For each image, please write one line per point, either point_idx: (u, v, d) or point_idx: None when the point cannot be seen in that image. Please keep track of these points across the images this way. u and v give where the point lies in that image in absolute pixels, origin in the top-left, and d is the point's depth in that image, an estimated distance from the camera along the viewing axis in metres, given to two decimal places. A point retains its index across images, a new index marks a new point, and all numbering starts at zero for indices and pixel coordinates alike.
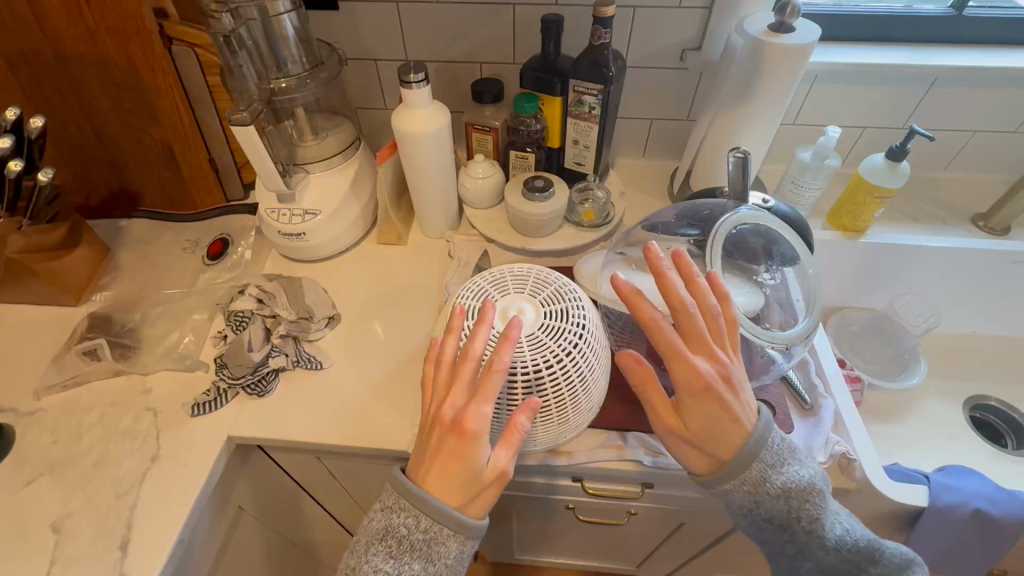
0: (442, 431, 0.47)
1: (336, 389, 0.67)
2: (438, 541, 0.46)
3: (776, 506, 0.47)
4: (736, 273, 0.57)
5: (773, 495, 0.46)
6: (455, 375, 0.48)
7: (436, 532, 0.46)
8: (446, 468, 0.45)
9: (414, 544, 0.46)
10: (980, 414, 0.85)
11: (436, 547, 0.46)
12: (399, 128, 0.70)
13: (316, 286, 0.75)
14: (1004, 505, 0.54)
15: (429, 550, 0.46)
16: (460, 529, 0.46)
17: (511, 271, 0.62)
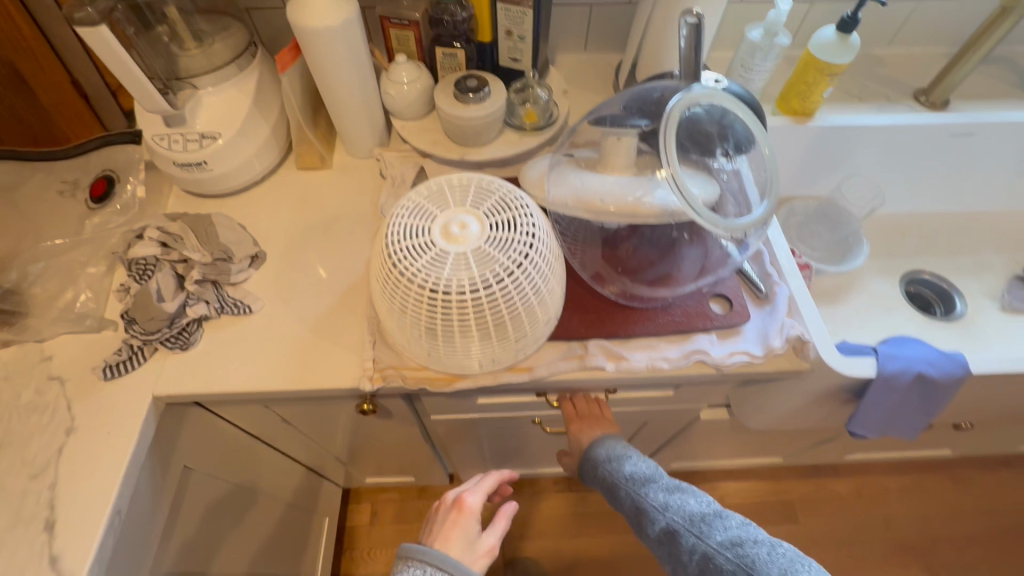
0: (447, 509, 0.66)
1: (272, 332, 0.61)
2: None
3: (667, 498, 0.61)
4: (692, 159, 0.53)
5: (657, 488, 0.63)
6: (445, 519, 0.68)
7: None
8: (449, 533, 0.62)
9: None
10: (914, 288, 0.90)
11: None
12: (299, 23, 0.59)
13: (232, 223, 0.66)
14: (944, 366, 0.56)
15: None
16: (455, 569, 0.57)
17: (450, 182, 0.56)
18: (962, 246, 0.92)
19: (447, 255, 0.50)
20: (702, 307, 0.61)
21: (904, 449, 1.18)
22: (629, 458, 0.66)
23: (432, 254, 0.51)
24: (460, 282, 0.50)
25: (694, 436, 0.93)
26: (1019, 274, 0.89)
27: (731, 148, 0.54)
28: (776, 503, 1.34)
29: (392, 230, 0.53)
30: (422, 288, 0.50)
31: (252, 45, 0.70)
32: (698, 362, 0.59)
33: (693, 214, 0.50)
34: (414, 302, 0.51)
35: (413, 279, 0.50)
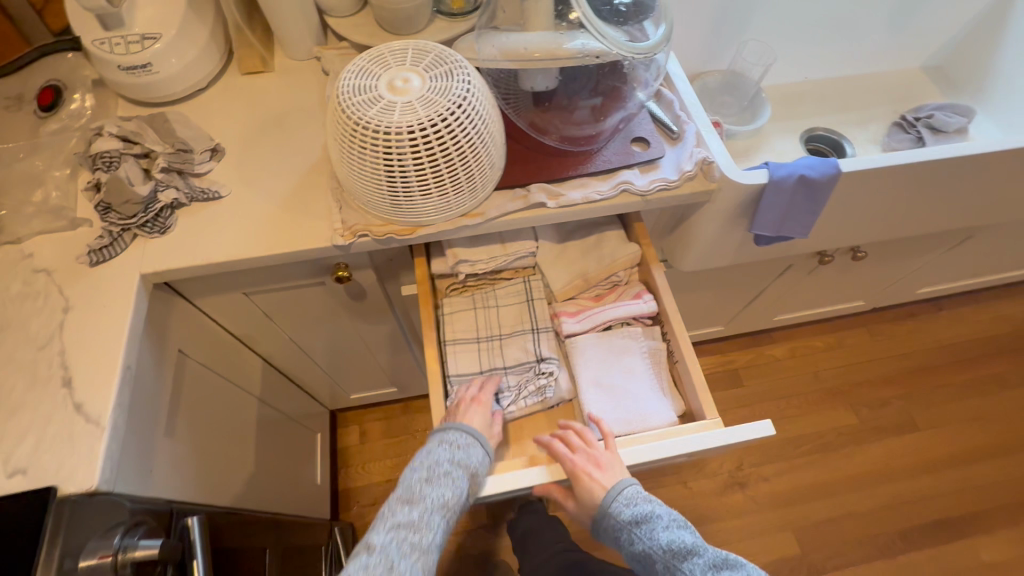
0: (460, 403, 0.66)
1: (243, 213, 0.66)
2: (475, 447, 0.62)
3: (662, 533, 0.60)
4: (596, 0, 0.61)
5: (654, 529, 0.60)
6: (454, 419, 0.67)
7: (470, 443, 0.62)
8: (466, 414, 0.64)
9: (459, 442, 0.62)
10: (813, 144, 1.03)
11: (474, 449, 0.62)
12: None
13: (186, 121, 0.70)
14: (821, 168, 0.68)
15: (470, 449, 0.62)
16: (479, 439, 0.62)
17: (389, 48, 0.62)
18: (851, 105, 1.05)
19: (395, 105, 0.57)
20: (625, 147, 0.70)
21: (825, 304, 1.35)
22: (656, 522, 0.60)
23: (381, 105, 0.57)
24: (409, 125, 0.56)
25: None
26: (896, 120, 1.03)
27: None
28: (724, 372, 1.50)
29: (343, 91, 0.59)
30: (376, 135, 0.57)
31: None
32: (625, 193, 0.68)
33: (611, 48, 0.59)
34: (371, 151, 0.58)
35: (367, 129, 0.57)
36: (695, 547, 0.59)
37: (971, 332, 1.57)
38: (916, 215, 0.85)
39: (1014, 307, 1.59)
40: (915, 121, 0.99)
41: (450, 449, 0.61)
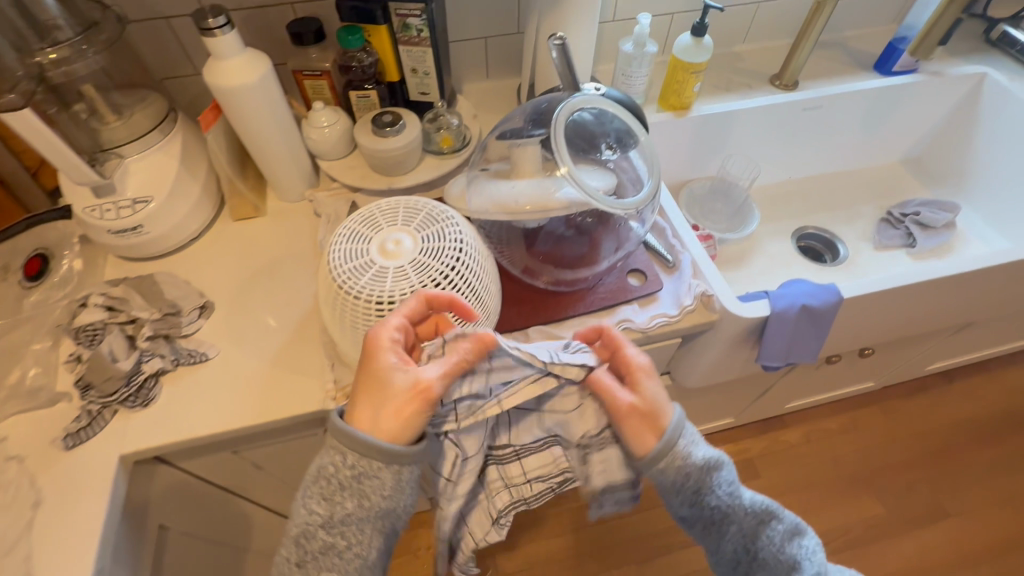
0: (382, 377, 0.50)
1: (231, 375, 0.63)
2: (367, 475, 0.49)
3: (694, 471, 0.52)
4: (585, 158, 0.62)
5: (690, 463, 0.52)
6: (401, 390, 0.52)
7: (362, 467, 0.48)
8: (399, 412, 0.48)
9: (344, 482, 0.49)
10: (805, 242, 1.04)
11: (368, 482, 0.49)
12: (216, 84, 0.63)
13: (175, 279, 0.68)
14: (822, 296, 0.67)
15: (361, 486, 0.49)
16: (373, 452, 0.48)
17: (381, 207, 0.62)
18: (836, 202, 1.07)
19: (387, 271, 0.56)
20: (622, 282, 0.69)
21: (834, 390, 1.31)
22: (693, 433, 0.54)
23: (373, 271, 0.56)
24: (402, 293, 0.55)
25: None
26: (882, 216, 1.05)
27: (610, 145, 0.64)
28: (739, 461, 1.44)
29: (334, 257, 0.58)
30: (368, 303, 0.55)
31: (172, 112, 0.74)
32: (625, 330, 0.67)
33: (594, 201, 0.58)
34: (363, 318, 0.56)
35: (359, 297, 0.56)
36: (773, 509, 0.54)
37: (984, 404, 1.53)
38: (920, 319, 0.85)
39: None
40: (902, 217, 1.01)
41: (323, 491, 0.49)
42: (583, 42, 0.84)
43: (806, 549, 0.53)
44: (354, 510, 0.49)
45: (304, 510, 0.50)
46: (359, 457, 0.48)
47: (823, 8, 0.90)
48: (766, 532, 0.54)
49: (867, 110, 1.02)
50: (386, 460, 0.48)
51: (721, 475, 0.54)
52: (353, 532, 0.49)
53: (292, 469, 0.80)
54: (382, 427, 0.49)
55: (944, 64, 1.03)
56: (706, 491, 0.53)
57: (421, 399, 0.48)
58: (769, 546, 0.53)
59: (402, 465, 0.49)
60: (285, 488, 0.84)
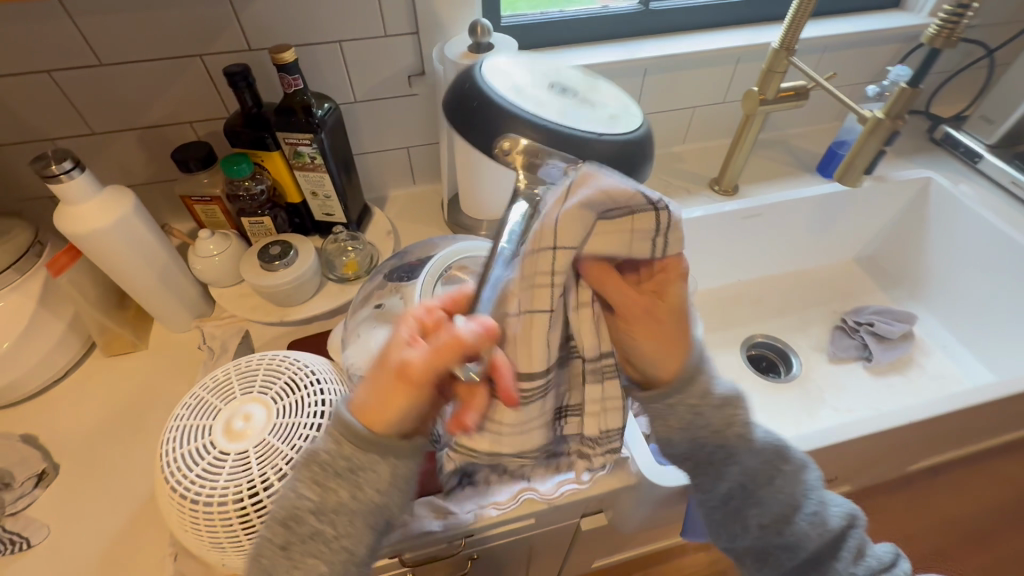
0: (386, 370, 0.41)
1: (56, 564, 0.54)
2: (365, 467, 0.43)
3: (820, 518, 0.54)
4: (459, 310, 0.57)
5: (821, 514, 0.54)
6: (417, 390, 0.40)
7: (364, 464, 0.43)
8: (385, 403, 0.41)
9: (336, 469, 0.43)
10: (756, 351, 0.97)
11: (363, 471, 0.43)
12: (67, 229, 0.57)
13: (13, 440, 0.60)
14: None
15: (356, 483, 0.43)
16: (370, 447, 0.43)
17: (237, 368, 0.55)
18: (789, 306, 1.01)
19: (226, 458, 0.48)
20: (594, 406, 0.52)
21: None
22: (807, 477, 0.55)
23: (210, 459, 0.48)
24: (239, 485, 0.47)
25: (590, 542, 0.91)
26: (836, 322, 0.99)
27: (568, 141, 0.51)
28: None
29: (170, 437, 0.50)
30: (196, 503, 0.47)
31: (38, 242, 0.66)
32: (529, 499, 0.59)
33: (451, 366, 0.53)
34: (195, 516, 0.47)
35: (193, 494, 0.47)
36: (741, 401, 0.52)
37: (979, 500, 1.40)
38: (872, 451, 0.77)
39: (1019, 468, 1.44)
40: (856, 326, 0.95)
41: (320, 507, 0.43)
42: None
43: (804, 484, 0.54)
44: (346, 500, 0.43)
45: (291, 494, 0.43)
46: (353, 447, 0.43)
47: (754, 119, 0.86)
48: (770, 475, 0.53)
49: (811, 215, 0.98)
50: (377, 452, 0.43)
51: (701, 387, 0.51)
52: (342, 521, 0.43)
53: None
54: (389, 413, 0.41)
55: (887, 167, 1.00)
56: (724, 429, 0.52)
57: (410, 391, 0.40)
58: (767, 482, 0.53)
59: (390, 460, 0.44)
60: None
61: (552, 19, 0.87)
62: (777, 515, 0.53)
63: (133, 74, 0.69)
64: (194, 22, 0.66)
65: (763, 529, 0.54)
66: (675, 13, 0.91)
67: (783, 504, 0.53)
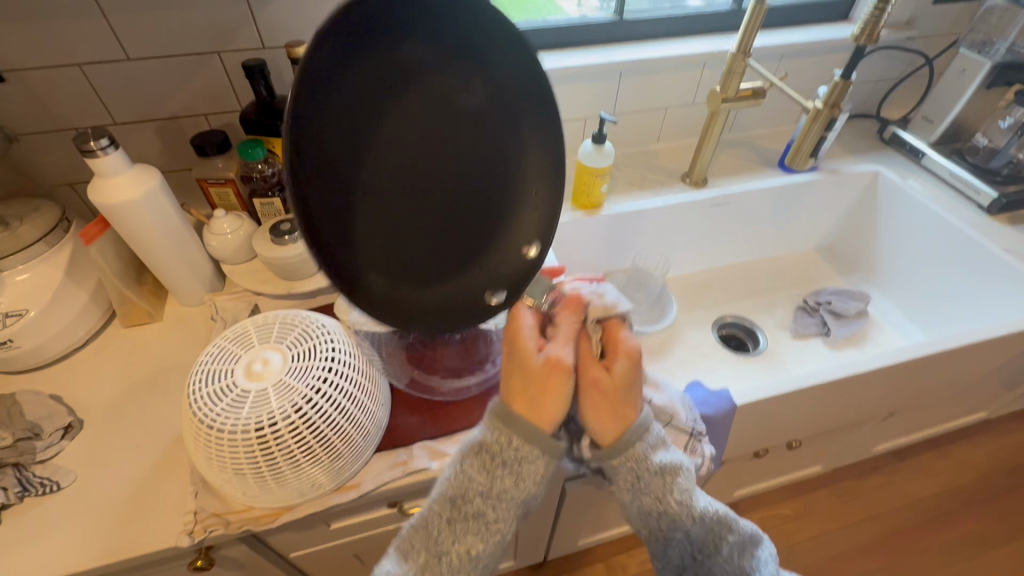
0: (532, 373, 0.50)
1: (84, 504, 0.59)
2: (528, 457, 0.48)
3: (699, 534, 0.49)
4: None
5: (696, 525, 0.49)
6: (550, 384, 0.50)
7: (529, 452, 0.48)
8: (544, 390, 0.49)
9: (502, 459, 0.49)
10: (726, 330, 1.04)
11: (526, 465, 0.48)
12: (101, 201, 0.63)
13: (41, 397, 0.65)
14: (714, 404, 0.68)
15: (519, 468, 0.48)
16: (543, 441, 0.48)
17: (255, 323, 0.61)
18: (756, 290, 1.10)
19: (248, 394, 0.54)
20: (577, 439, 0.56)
21: (785, 476, 1.25)
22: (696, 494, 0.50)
23: (233, 396, 0.54)
24: (260, 417, 0.53)
25: (575, 508, 0.97)
26: (800, 303, 1.07)
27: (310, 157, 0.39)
28: None
29: (197, 379, 0.56)
30: (222, 434, 0.53)
31: (64, 220, 0.73)
32: None
33: None
34: (220, 445, 0.53)
35: (218, 425, 0.53)
36: (683, 474, 0.50)
37: (942, 481, 1.48)
38: (827, 411, 0.85)
39: (975, 450, 1.53)
40: (817, 305, 1.03)
41: (484, 469, 0.49)
42: None
43: (741, 539, 0.50)
44: (512, 490, 0.48)
45: (461, 476, 0.50)
46: (521, 436, 0.48)
47: (718, 116, 0.95)
48: (712, 544, 0.49)
49: (773, 205, 1.07)
50: (541, 445, 0.48)
51: (635, 452, 0.50)
52: (503, 508, 0.49)
53: None
54: (551, 410, 0.49)
55: (841, 163, 1.10)
56: (664, 496, 0.49)
57: (561, 378, 0.50)
58: (701, 538, 0.49)
59: (543, 451, 0.48)
60: None
61: (536, 26, 0.96)
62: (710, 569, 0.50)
63: (157, 69, 0.76)
64: (214, 21, 0.74)
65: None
66: (648, 22, 1.01)
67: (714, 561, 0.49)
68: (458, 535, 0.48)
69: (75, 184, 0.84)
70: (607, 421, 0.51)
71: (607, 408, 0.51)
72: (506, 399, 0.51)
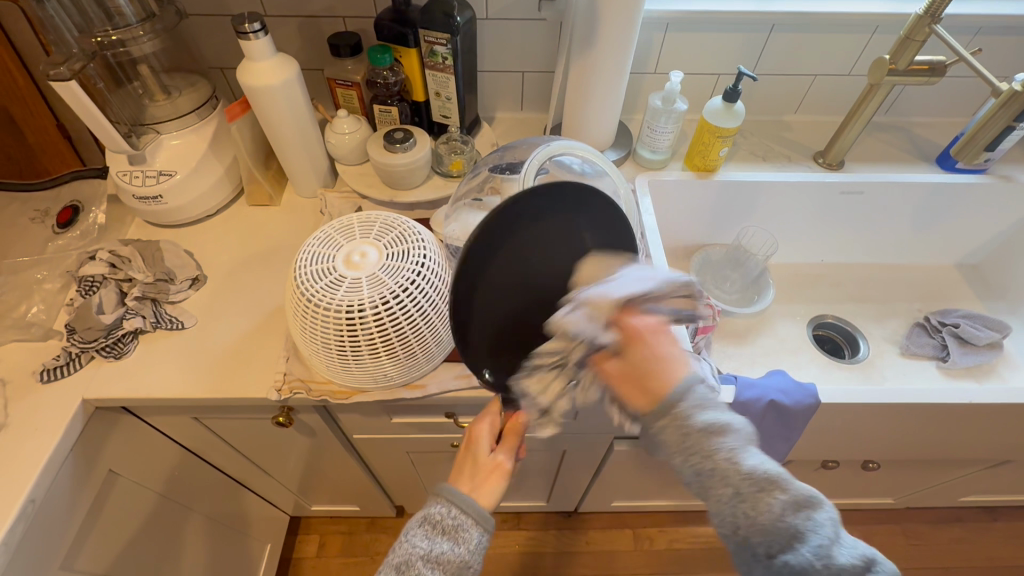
0: (475, 463, 0.55)
1: (198, 345, 0.68)
2: (465, 528, 0.51)
3: (765, 534, 0.38)
4: None
5: (769, 519, 0.38)
6: (486, 476, 0.54)
7: (466, 521, 0.51)
8: (482, 483, 0.54)
9: (445, 526, 0.51)
10: (823, 331, 0.96)
11: (463, 532, 0.51)
12: (247, 81, 0.69)
13: (178, 249, 0.75)
14: (794, 395, 0.66)
15: (457, 534, 0.51)
16: (482, 518, 0.52)
17: (359, 218, 0.65)
18: (870, 295, 0.99)
19: (344, 280, 0.58)
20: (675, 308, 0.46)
21: (848, 499, 1.17)
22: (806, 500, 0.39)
23: (331, 278, 0.59)
24: (351, 302, 0.57)
25: (618, 469, 0.98)
26: (919, 320, 0.94)
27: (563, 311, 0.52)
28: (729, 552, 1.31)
29: (304, 257, 0.62)
30: (317, 310, 0.58)
31: (214, 98, 0.80)
32: None
33: None
34: (315, 319, 0.59)
35: (316, 301, 0.58)
36: (778, 479, 0.39)
37: None
38: (920, 438, 0.77)
39: None
40: (940, 326, 0.90)
41: (429, 532, 0.50)
42: (612, 91, 0.83)
43: (813, 523, 0.38)
44: (448, 556, 0.49)
45: (405, 543, 0.50)
46: (461, 510, 0.51)
47: (878, 89, 0.83)
48: (761, 503, 0.38)
49: (915, 204, 0.94)
50: (476, 521, 0.51)
51: (678, 415, 0.41)
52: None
53: (250, 448, 0.83)
54: (486, 498, 0.53)
55: (1017, 169, 0.93)
56: (704, 461, 0.40)
57: (494, 478, 0.55)
58: (767, 515, 0.38)
59: (474, 519, 0.51)
60: (243, 461, 0.88)
61: None
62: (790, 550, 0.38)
63: None
64: None
65: (771, 562, 0.38)
66: None
67: (782, 536, 0.38)
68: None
69: (225, 69, 0.92)
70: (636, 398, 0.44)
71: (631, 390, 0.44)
72: (452, 479, 0.56)
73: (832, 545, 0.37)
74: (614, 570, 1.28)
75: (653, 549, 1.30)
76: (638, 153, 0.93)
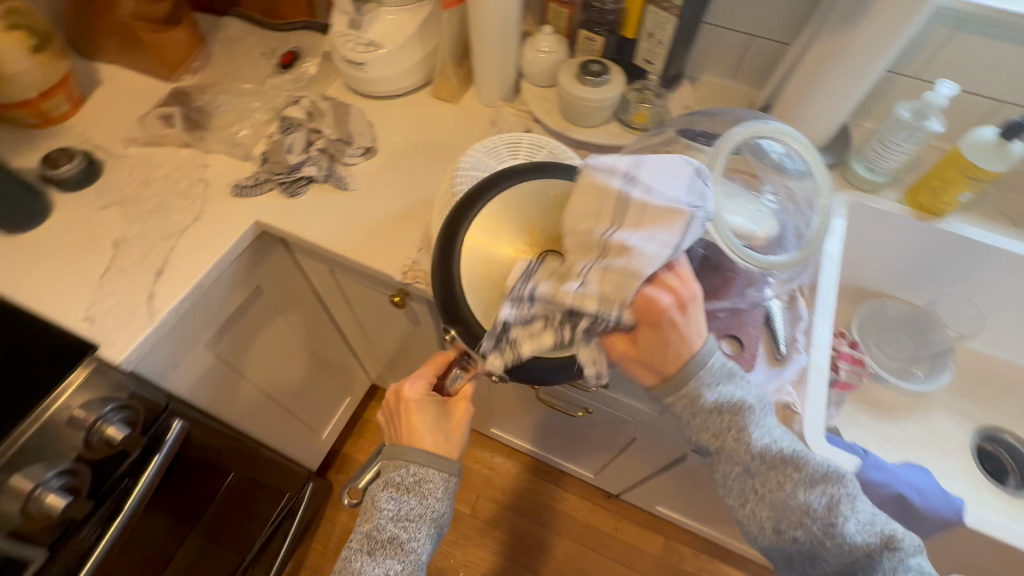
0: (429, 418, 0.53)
1: (353, 209, 0.75)
2: (428, 479, 0.51)
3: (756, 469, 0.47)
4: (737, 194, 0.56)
5: (748, 454, 0.47)
6: (452, 420, 0.55)
7: (428, 472, 0.51)
8: (450, 428, 0.54)
9: (408, 486, 0.50)
10: (990, 446, 0.77)
11: (426, 485, 0.51)
12: None
13: (363, 118, 0.82)
14: (930, 500, 0.56)
15: (421, 487, 0.50)
16: (444, 464, 0.52)
17: (528, 139, 0.64)
18: None
19: None
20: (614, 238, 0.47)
21: None
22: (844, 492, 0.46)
23: None
24: None
25: (681, 480, 0.93)
26: None
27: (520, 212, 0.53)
28: None
29: (467, 161, 0.62)
30: None
31: None
32: None
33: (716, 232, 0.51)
34: None
35: None
36: (793, 457, 0.47)
37: None
38: None
39: None
40: None
41: (393, 491, 0.50)
42: (854, 84, 0.70)
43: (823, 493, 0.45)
44: (418, 510, 0.50)
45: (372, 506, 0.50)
46: (423, 463, 0.51)
47: None
48: (775, 479, 0.46)
49: None
50: (441, 468, 0.51)
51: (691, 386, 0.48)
52: (410, 533, 0.49)
53: (363, 314, 0.92)
54: (455, 434, 0.54)
55: None
56: (718, 435, 0.48)
57: (459, 415, 0.55)
58: (780, 493, 0.46)
59: (437, 469, 0.51)
60: (354, 322, 0.98)
61: None
62: (796, 529, 0.46)
63: None
64: None
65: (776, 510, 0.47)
66: None
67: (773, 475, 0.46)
68: (382, 563, 0.48)
69: None
70: (645, 374, 0.49)
71: (642, 371, 0.49)
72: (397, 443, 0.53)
73: (843, 521, 0.44)
74: (634, 568, 1.26)
75: (679, 569, 1.26)
76: (849, 167, 0.79)
